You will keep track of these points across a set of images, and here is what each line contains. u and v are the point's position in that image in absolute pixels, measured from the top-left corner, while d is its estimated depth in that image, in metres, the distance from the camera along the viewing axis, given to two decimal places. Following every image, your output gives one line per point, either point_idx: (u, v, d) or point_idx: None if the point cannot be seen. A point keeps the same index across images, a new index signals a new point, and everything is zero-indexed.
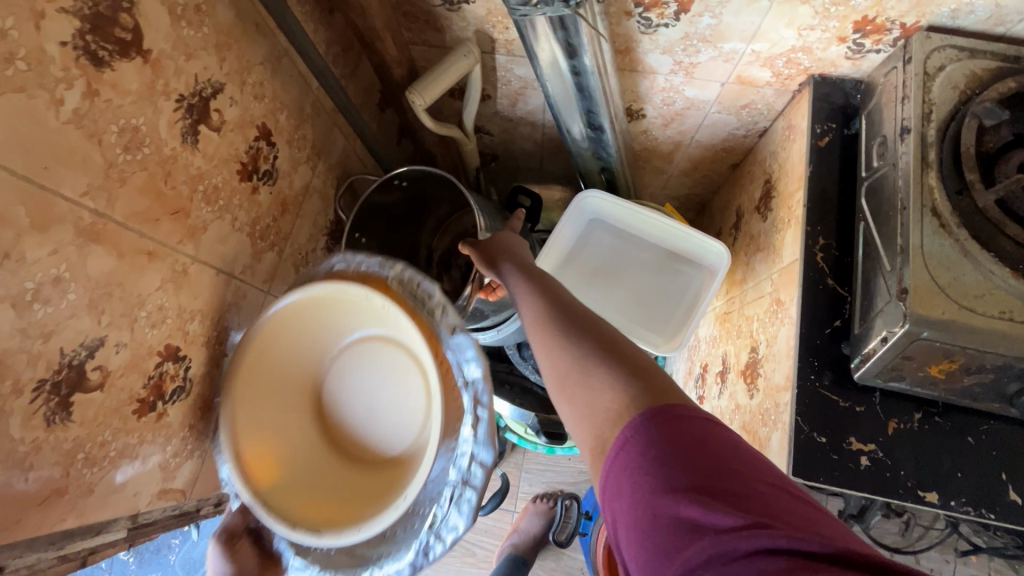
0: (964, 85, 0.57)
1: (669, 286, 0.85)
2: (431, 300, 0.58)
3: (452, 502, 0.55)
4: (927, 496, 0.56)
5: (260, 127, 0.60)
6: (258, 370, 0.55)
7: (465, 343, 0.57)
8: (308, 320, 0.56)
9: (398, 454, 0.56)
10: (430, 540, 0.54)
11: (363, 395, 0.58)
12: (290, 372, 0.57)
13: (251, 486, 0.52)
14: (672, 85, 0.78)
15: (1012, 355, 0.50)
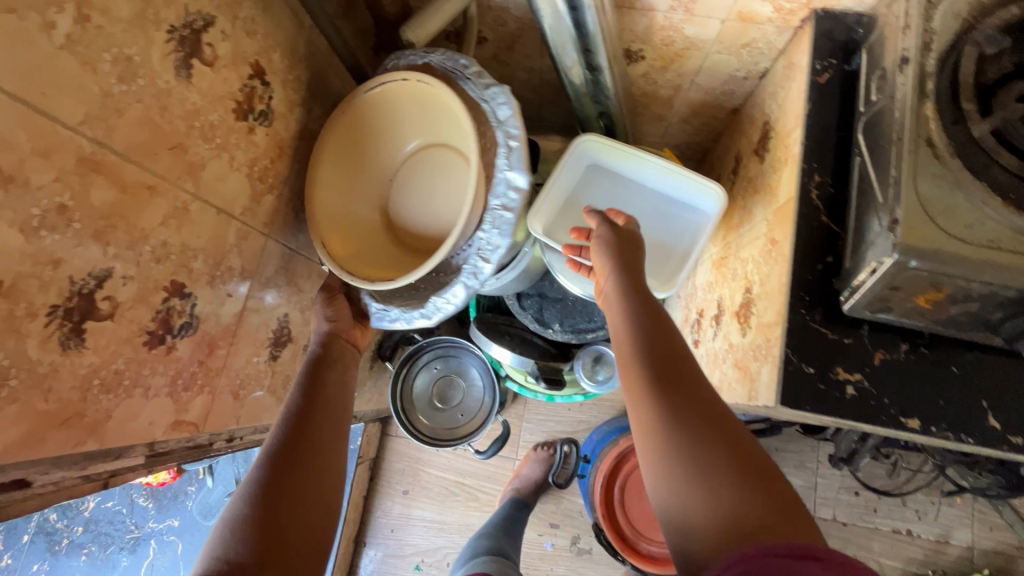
0: (967, 12, 0.56)
1: (664, 229, 0.87)
2: (468, 69, 0.72)
3: (495, 225, 0.73)
4: (909, 422, 0.58)
5: (254, 65, 0.60)
6: (338, 149, 0.73)
7: (498, 93, 0.71)
8: (375, 117, 0.74)
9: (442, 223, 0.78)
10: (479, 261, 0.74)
11: (415, 182, 0.78)
12: (362, 156, 0.76)
13: (339, 249, 0.72)
14: (671, 23, 0.76)
15: (998, 283, 0.51)
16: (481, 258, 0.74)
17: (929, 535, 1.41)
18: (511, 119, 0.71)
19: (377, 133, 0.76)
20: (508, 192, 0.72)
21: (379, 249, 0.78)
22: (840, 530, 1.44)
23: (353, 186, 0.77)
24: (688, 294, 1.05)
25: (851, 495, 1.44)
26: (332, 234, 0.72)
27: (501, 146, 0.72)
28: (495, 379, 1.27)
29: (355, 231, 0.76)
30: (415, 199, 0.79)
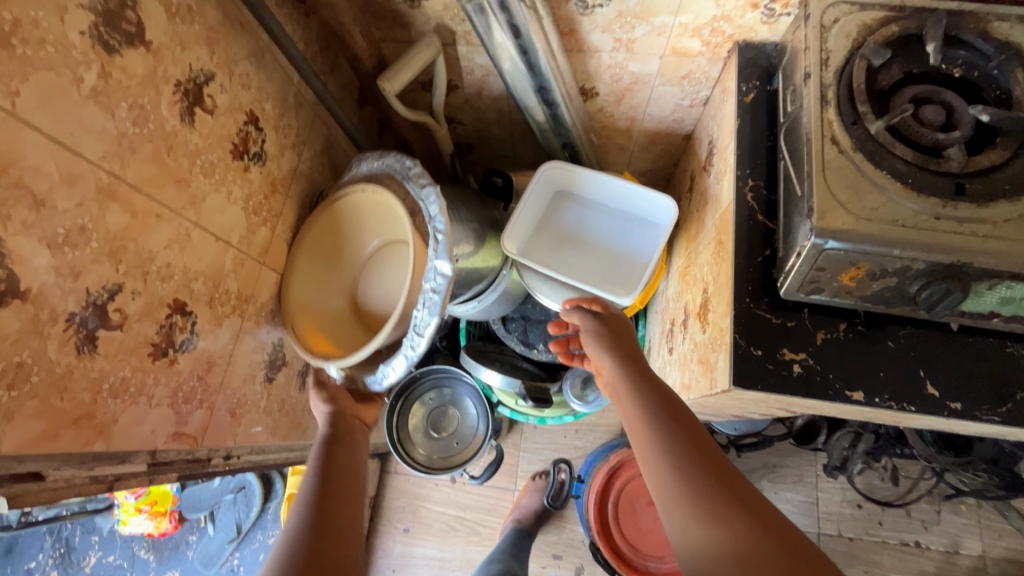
0: (856, 33, 0.66)
1: (635, 250, 0.94)
2: (411, 170, 0.75)
3: (424, 305, 0.70)
4: (854, 395, 0.63)
5: (248, 113, 0.69)
6: (313, 250, 0.83)
7: (431, 193, 0.72)
8: (341, 225, 0.83)
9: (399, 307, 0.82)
10: (414, 337, 0.71)
11: (383, 280, 0.85)
12: (335, 257, 0.85)
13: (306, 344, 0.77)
14: (616, 62, 0.87)
15: (907, 257, 0.57)
16: (415, 334, 0.71)
17: (938, 546, 1.39)
18: (439, 214, 0.71)
19: (345, 237, 0.84)
20: (437, 276, 0.70)
21: (349, 332, 0.83)
22: (849, 546, 1.41)
23: (326, 281, 0.84)
24: (663, 307, 1.10)
25: (854, 508, 1.43)
26: (303, 323, 0.80)
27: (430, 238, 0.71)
28: (487, 407, 1.31)
29: (326, 318, 0.82)
30: (381, 287, 0.84)
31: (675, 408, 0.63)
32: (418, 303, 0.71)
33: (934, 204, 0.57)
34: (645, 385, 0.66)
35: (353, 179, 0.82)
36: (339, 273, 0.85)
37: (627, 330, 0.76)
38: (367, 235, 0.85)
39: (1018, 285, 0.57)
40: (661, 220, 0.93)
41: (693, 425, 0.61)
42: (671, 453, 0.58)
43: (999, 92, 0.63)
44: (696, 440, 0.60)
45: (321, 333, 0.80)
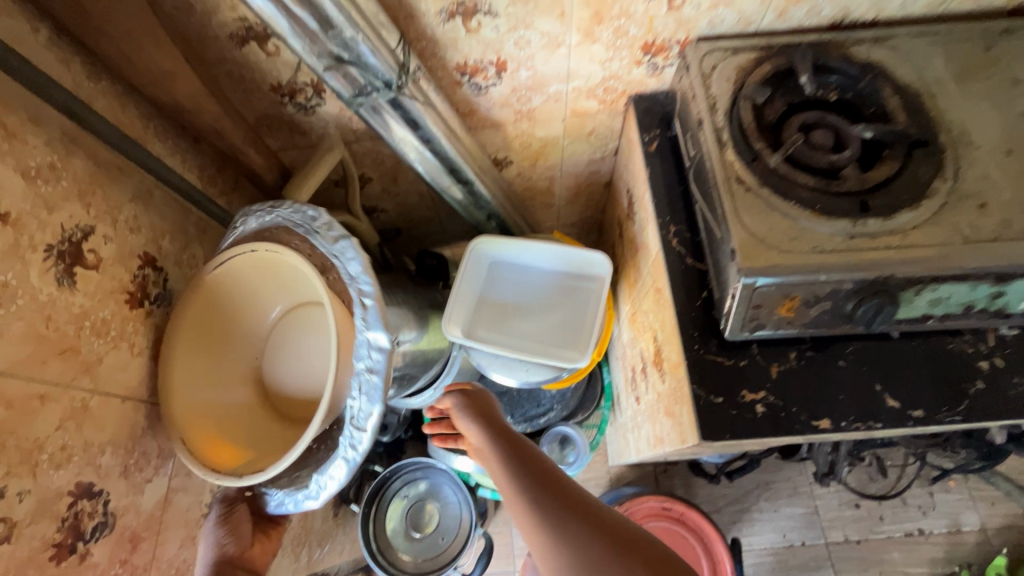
0: (735, 76, 0.69)
1: (570, 303, 0.94)
2: (315, 221, 0.66)
3: (362, 392, 0.63)
4: (821, 423, 0.61)
5: (142, 256, 0.64)
6: (196, 336, 0.67)
7: (347, 247, 0.65)
8: (230, 299, 0.70)
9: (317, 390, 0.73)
10: (353, 433, 0.63)
11: (292, 355, 0.75)
12: (226, 337, 0.71)
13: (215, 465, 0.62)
14: (522, 131, 0.88)
15: (834, 281, 0.57)
16: (354, 429, 0.63)
17: (941, 528, 1.38)
18: (363, 273, 0.64)
19: (236, 311, 0.71)
20: (373, 353, 0.63)
21: (261, 428, 0.70)
22: (859, 550, 1.38)
23: (217, 370, 0.69)
24: (621, 354, 1.08)
25: (853, 509, 1.41)
26: (198, 428, 0.64)
27: (356, 307, 0.64)
28: (468, 492, 1.23)
29: (227, 420, 0.68)
30: (293, 364, 0.74)
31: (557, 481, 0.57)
32: (353, 389, 0.63)
33: (846, 224, 0.59)
34: (522, 467, 0.59)
35: (238, 239, 0.70)
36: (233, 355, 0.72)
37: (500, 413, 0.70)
38: (269, 302, 0.75)
39: (942, 286, 0.58)
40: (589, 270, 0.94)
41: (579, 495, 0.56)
42: (563, 539, 0.51)
43: (876, 107, 0.67)
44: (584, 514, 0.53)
45: (227, 441, 0.66)
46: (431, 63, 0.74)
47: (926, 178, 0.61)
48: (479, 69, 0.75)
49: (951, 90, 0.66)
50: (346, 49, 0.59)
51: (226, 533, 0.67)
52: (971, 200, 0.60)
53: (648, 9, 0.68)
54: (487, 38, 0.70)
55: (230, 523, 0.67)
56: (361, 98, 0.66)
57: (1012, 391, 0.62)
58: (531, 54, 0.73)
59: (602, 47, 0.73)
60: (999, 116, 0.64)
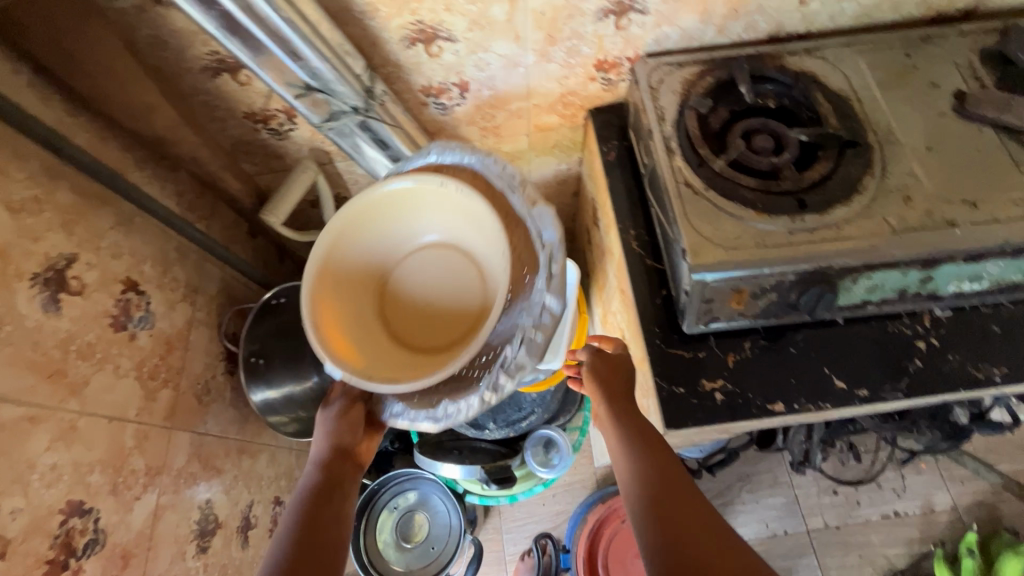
0: (680, 88, 0.74)
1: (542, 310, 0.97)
2: (515, 180, 0.68)
3: (523, 343, 0.62)
4: (775, 407, 0.66)
5: (124, 281, 0.67)
6: (342, 246, 0.65)
7: (545, 214, 0.66)
8: (403, 210, 0.67)
9: (434, 327, 0.66)
10: (500, 377, 0.62)
11: (416, 286, 0.69)
12: (369, 254, 0.68)
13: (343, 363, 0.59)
14: (489, 146, 0.93)
15: (777, 274, 0.62)
16: (502, 373, 0.62)
17: (914, 510, 1.43)
18: (554, 235, 0.66)
19: (380, 228, 0.68)
20: (542, 312, 0.63)
21: (387, 352, 0.64)
22: (839, 535, 1.42)
23: (347, 284, 0.66)
24: None
25: (831, 495, 1.45)
26: (324, 320, 0.62)
27: (540, 267, 0.65)
28: (456, 501, 1.26)
29: (362, 332, 0.64)
30: (416, 298, 0.68)
31: (665, 460, 0.59)
32: (513, 338, 0.63)
33: (786, 221, 0.64)
34: (636, 441, 0.61)
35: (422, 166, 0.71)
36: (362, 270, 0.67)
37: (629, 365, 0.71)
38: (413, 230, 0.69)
39: (875, 274, 0.63)
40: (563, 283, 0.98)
41: (680, 477, 0.57)
42: (655, 520, 0.54)
43: (810, 112, 0.72)
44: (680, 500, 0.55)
45: (361, 349, 0.63)
46: (398, 86, 0.78)
47: (857, 175, 0.67)
48: (444, 90, 0.79)
49: (877, 94, 0.72)
50: (314, 78, 0.63)
51: (341, 423, 0.67)
52: (898, 194, 0.65)
53: (597, 30, 0.73)
54: (449, 61, 0.74)
55: (347, 416, 0.67)
56: (331, 122, 0.71)
57: (946, 368, 0.67)
58: (491, 75, 0.78)
59: (558, 65, 0.78)
60: (920, 116, 0.70)
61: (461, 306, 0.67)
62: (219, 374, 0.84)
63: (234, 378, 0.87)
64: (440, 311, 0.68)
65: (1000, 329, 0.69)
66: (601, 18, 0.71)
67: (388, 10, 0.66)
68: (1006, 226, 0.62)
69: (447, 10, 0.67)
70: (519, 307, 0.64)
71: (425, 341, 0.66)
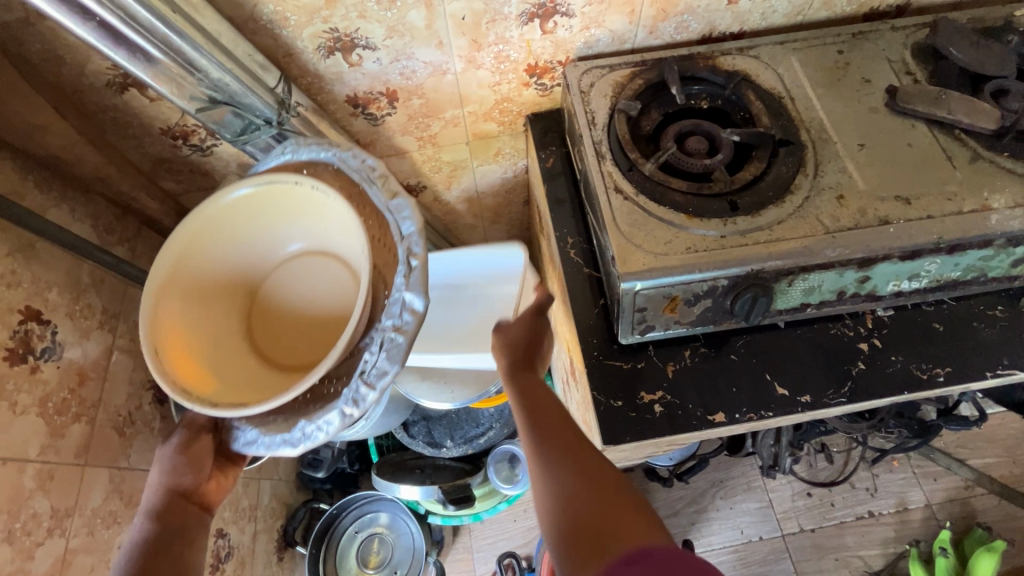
0: (611, 91, 0.72)
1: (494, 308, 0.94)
2: (374, 171, 0.62)
3: (382, 348, 0.56)
4: (716, 417, 0.63)
5: (24, 310, 0.63)
6: (187, 261, 0.61)
7: (404, 204, 0.60)
8: (255, 217, 0.64)
9: (304, 339, 0.65)
10: (359, 389, 0.55)
11: (284, 294, 0.67)
12: (222, 267, 0.65)
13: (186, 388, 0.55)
14: (429, 157, 0.90)
15: (708, 279, 0.60)
16: (361, 384, 0.55)
17: (888, 509, 1.41)
18: (414, 226, 0.59)
19: (231, 239, 0.64)
20: (402, 311, 0.56)
21: (245, 369, 0.62)
22: (814, 539, 1.40)
23: (198, 298, 0.62)
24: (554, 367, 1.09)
25: (805, 498, 1.43)
26: (166, 341, 0.57)
27: (400, 265, 0.58)
28: (419, 523, 1.22)
29: (216, 346, 0.61)
30: (284, 307, 0.66)
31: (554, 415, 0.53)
32: (373, 344, 0.56)
33: (716, 224, 0.62)
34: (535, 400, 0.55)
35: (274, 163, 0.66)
36: (221, 282, 0.65)
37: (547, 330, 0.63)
38: (275, 238, 0.67)
39: (811, 275, 0.61)
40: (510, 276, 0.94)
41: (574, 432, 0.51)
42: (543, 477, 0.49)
43: (744, 113, 0.71)
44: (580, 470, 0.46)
45: (211, 370, 0.59)
46: (322, 98, 0.75)
47: (789, 174, 0.65)
48: (371, 100, 0.76)
49: (809, 92, 0.71)
50: (218, 90, 0.60)
51: (185, 463, 0.60)
52: (833, 192, 0.64)
53: (524, 34, 0.71)
54: (372, 70, 0.72)
55: (191, 453, 0.60)
56: (244, 136, 0.67)
57: (890, 369, 0.65)
58: (418, 83, 0.75)
59: (487, 72, 0.76)
60: (853, 113, 0.69)
61: (334, 316, 0.65)
62: (146, 403, 0.79)
63: (165, 408, 0.82)
64: (310, 317, 0.66)
65: (942, 328, 0.67)
66: (525, 22, 0.69)
67: (299, 18, 0.63)
68: (939, 222, 0.60)
69: (361, 16, 0.65)
70: (381, 310, 0.58)
71: (292, 355, 0.64)
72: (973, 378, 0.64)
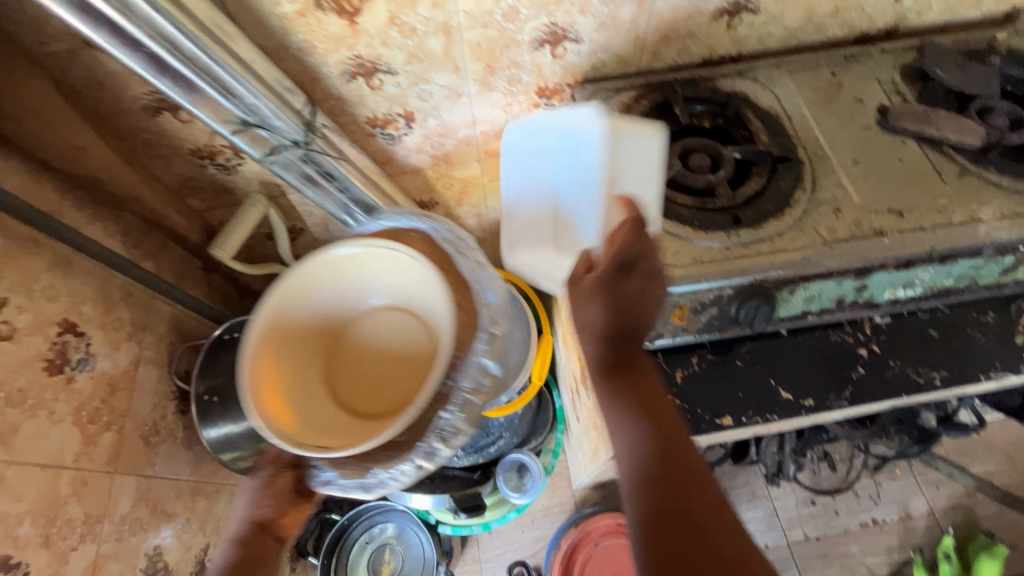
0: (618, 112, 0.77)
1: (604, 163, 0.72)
2: (464, 244, 0.74)
3: (456, 407, 0.65)
4: (723, 420, 0.66)
5: (62, 323, 0.66)
6: (286, 308, 0.68)
7: (490, 276, 0.72)
8: (345, 270, 0.71)
9: (382, 386, 0.70)
10: (435, 443, 0.64)
11: (369, 339, 0.73)
12: (316, 314, 0.71)
13: (272, 425, 0.61)
14: (441, 174, 0.93)
15: (714, 289, 0.63)
16: (438, 439, 0.64)
17: (892, 516, 1.43)
18: (493, 291, 0.72)
19: (323, 289, 0.71)
20: (479, 372, 0.67)
21: (332, 411, 0.68)
22: (819, 547, 1.41)
23: (297, 341, 0.70)
24: (563, 376, 1.11)
25: (809, 506, 1.44)
26: (262, 384, 0.64)
27: (481, 332, 0.69)
28: (431, 533, 1.23)
29: (308, 389, 0.68)
30: (367, 354, 0.72)
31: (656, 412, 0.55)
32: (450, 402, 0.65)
33: (721, 236, 0.65)
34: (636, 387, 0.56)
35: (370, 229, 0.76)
36: (313, 330, 0.71)
37: (639, 293, 0.56)
38: (361, 291, 0.73)
39: (811, 284, 0.65)
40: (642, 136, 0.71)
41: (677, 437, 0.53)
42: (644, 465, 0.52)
43: (745, 130, 0.75)
44: (672, 467, 0.51)
45: (305, 410, 0.66)
46: (342, 119, 0.79)
47: (788, 189, 0.69)
48: (389, 121, 0.80)
49: (805, 112, 0.75)
50: (250, 113, 0.64)
51: (265, 496, 0.63)
52: (830, 205, 0.67)
53: (535, 59, 0.75)
54: (391, 93, 0.76)
55: (272, 489, 0.63)
56: (273, 156, 0.71)
57: (889, 374, 0.69)
58: (435, 104, 0.79)
59: (500, 94, 0.80)
60: (846, 131, 0.73)
61: (412, 362, 0.70)
62: (170, 414, 0.82)
63: (187, 417, 0.85)
64: (389, 365, 0.71)
65: (938, 334, 0.70)
66: (537, 48, 0.74)
67: (325, 46, 0.68)
68: (930, 233, 0.64)
69: (383, 44, 0.69)
70: (460, 369, 0.67)
71: (373, 402, 0.69)
72: (965, 382, 0.68)
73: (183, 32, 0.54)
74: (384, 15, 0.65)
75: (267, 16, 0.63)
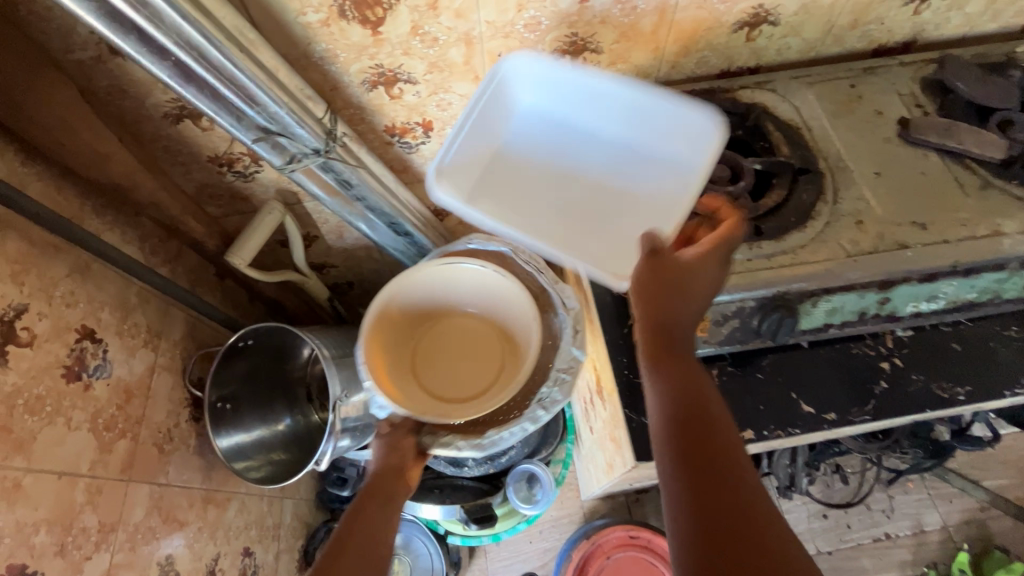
0: None
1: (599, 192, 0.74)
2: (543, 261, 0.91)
3: (554, 383, 0.85)
4: (745, 434, 0.66)
5: (79, 329, 0.65)
6: (393, 296, 0.86)
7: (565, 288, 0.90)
8: (444, 272, 0.89)
9: (461, 372, 0.89)
10: (540, 410, 0.85)
11: (453, 334, 0.92)
12: (416, 304, 0.89)
13: (383, 389, 0.80)
14: None
15: (737, 301, 0.63)
16: (541, 408, 0.85)
17: (905, 531, 1.41)
18: (564, 305, 0.88)
19: (422, 284, 0.88)
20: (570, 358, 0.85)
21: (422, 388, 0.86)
22: (831, 561, 1.39)
23: (404, 326, 0.89)
24: (575, 388, 1.11)
25: (821, 520, 1.42)
26: (376, 354, 0.83)
27: (566, 324, 0.87)
28: (439, 544, 1.21)
29: (402, 365, 0.86)
30: (450, 347, 0.91)
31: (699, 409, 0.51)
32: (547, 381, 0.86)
33: (743, 248, 0.65)
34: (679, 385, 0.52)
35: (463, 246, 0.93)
36: (414, 318, 0.90)
37: (708, 281, 0.56)
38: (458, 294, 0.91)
39: (834, 297, 0.64)
40: (693, 125, 0.71)
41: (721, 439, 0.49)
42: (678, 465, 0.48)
43: (764, 142, 0.75)
44: (718, 458, 0.47)
45: (399, 383, 0.84)
46: (361, 127, 0.80)
47: (810, 201, 0.68)
48: (408, 130, 0.81)
49: (825, 123, 0.75)
50: (273, 122, 0.64)
51: (389, 448, 0.78)
52: (853, 217, 0.67)
53: None
54: (411, 102, 0.76)
55: (394, 443, 0.78)
56: (293, 164, 0.71)
57: (911, 388, 0.68)
58: (453, 113, 0.79)
59: None
60: (867, 143, 0.73)
61: (493, 356, 0.90)
62: (184, 421, 0.81)
63: (199, 425, 0.84)
64: (469, 356, 0.90)
65: (961, 347, 0.70)
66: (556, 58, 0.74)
67: (347, 55, 0.68)
68: (954, 246, 0.63)
69: (404, 53, 0.69)
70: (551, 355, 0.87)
71: (452, 385, 0.87)
72: (987, 396, 0.67)
73: (209, 40, 0.54)
74: (407, 24, 0.65)
75: (290, 24, 0.64)
